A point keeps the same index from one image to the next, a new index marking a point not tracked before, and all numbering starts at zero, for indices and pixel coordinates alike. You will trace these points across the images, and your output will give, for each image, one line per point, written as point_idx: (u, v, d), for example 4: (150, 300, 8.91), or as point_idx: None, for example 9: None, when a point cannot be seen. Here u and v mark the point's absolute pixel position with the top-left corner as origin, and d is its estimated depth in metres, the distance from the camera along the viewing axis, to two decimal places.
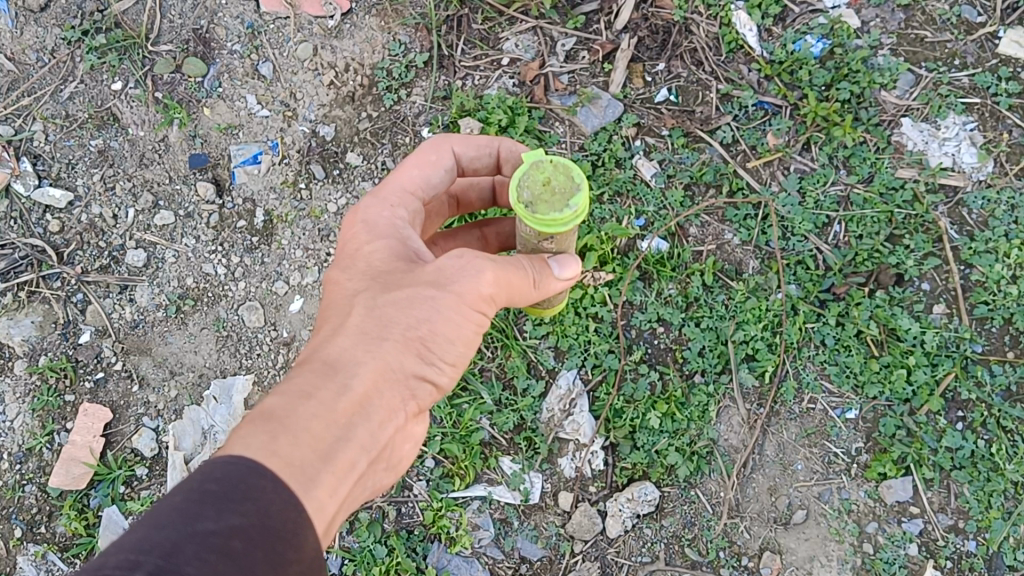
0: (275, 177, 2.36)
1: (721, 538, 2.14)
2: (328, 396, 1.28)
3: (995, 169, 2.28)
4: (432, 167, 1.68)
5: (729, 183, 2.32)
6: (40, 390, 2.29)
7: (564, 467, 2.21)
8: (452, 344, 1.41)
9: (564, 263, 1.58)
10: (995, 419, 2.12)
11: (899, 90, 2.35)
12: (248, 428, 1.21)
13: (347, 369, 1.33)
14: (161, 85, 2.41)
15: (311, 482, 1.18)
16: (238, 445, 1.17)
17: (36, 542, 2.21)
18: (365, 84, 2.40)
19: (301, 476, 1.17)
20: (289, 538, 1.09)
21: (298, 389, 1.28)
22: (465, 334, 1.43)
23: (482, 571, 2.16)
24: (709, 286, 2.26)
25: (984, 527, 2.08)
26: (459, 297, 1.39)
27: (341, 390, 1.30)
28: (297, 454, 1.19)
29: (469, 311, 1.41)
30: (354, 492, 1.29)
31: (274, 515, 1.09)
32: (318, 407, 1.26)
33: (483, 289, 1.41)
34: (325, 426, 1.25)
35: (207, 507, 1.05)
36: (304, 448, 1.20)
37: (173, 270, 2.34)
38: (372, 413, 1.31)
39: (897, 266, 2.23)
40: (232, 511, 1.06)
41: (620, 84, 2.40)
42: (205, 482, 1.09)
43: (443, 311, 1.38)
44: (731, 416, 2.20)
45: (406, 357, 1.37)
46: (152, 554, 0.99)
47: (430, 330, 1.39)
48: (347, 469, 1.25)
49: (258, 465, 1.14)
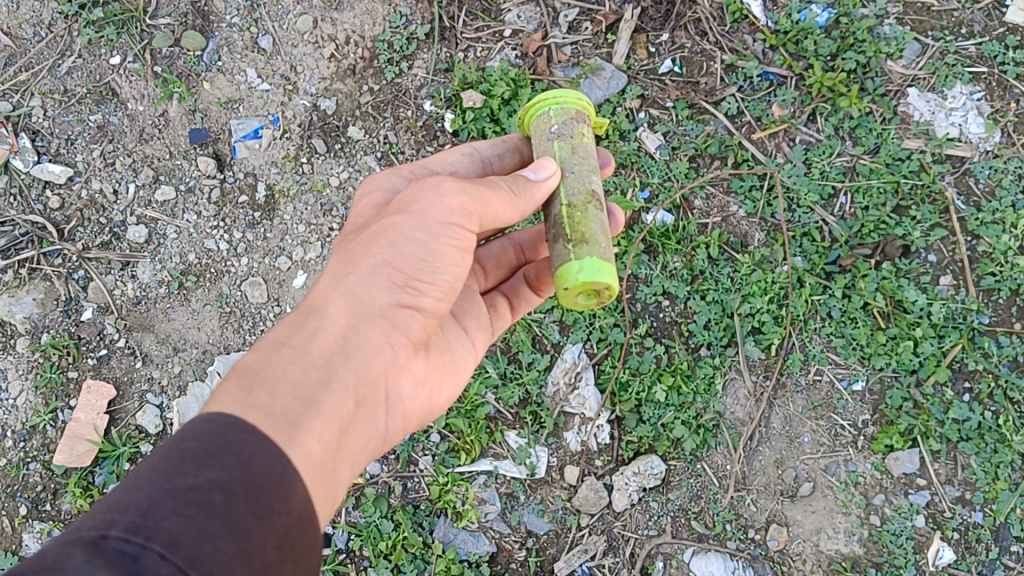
0: (276, 152, 2.34)
1: (727, 511, 2.14)
2: (303, 340, 1.28)
3: (1003, 140, 2.26)
4: (447, 154, 1.70)
5: (734, 155, 2.30)
6: (43, 367, 2.27)
7: (570, 441, 2.20)
8: (433, 269, 1.38)
9: (539, 170, 1.48)
10: (1001, 390, 2.12)
11: (905, 60, 2.33)
12: (223, 382, 1.20)
13: (322, 313, 1.33)
14: (160, 59, 2.38)
15: (294, 429, 1.16)
16: (216, 402, 1.15)
17: (41, 519, 2.20)
18: (365, 57, 2.38)
19: (277, 417, 1.15)
20: (272, 484, 1.07)
21: (274, 339, 1.28)
22: (448, 255, 1.39)
23: (489, 545, 2.15)
24: (714, 259, 2.25)
25: (990, 498, 2.08)
26: (425, 218, 1.37)
27: (315, 332, 1.30)
28: (277, 403, 1.17)
29: (442, 229, 1.38)
30: (345, 437, 1.28)
31: (257, 468, 1.07)
32: (295, 355, 1.26)
33: (446, 204, 1.38)
34: (303, 372, 1.24)
35: (186, 463, 1.03)
36: (286, 397, 1.19)
37: (175, 246, 2.32)
38: (352, 354, 1.31)
39: (903, 237, 2.22)
40: (213, 465, 1.04)
41: (623, 56, 2.38)
42: (186, 439, 1.06)
43: (412, 234, 1.37)
44: (737, 389, 2.20)
45: (384, 291, 1.36)
46: (128, 512, 0.96)
47: (401, 257, 1.37)
48: (333, 413, 1.24)
49: (235, 417, 1.11)
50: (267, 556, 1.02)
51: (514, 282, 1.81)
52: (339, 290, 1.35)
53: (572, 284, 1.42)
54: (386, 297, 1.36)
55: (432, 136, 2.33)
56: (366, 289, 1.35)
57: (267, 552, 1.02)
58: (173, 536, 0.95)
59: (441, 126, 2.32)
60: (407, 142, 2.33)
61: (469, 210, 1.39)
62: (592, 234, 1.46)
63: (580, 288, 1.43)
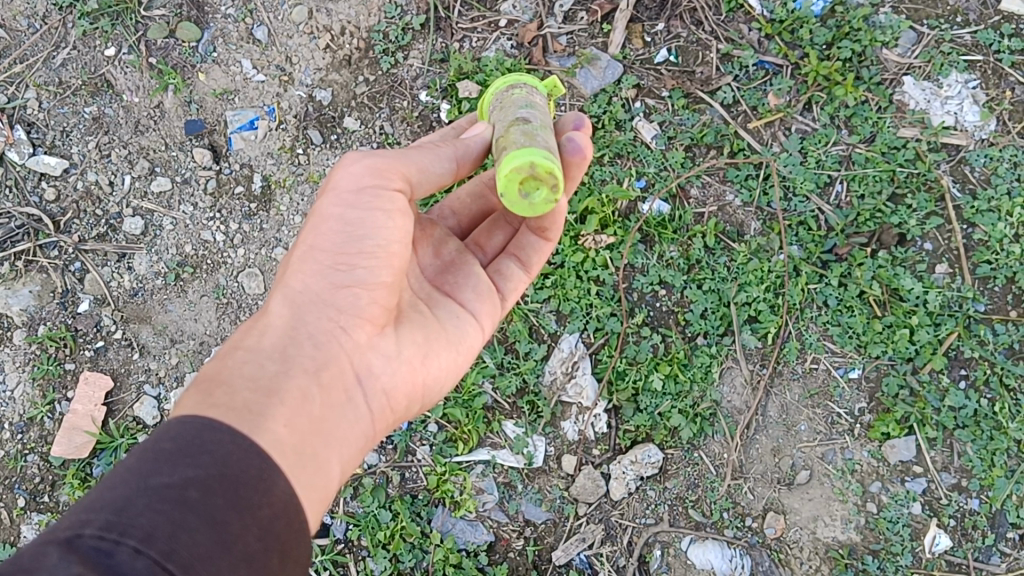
0: (272, 143, 2.34)
1: (724, 499, 2.15)
2: (254, 341, 1.33)
3: (998, 128, 2.27)
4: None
5: (729, 144, 2.30)
6: (40, 359, 2.27)
7: (567, 430, 2.20)
8: (361, 238, 1.34)
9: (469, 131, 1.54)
10: (997, 376, 2.13)
11: (901, 48, 2.32)
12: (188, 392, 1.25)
13: (269, 313, 1.38)
14: (155, 50, 2.35)
15: (257, 418, 1.19)
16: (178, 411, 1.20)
17: (40, 511, 2.21)
18: (361, 48, 2.37)
19: (235, 410, 1.18)
20: (241, 468, 1.10)
21: (231, 345, 1.34)
22: (373, 219, 1.34)
23: (487, 534, 2.16)
24: (710, 248, 2.25)
25: (986, 485, 2.10)
26: (338, 194, 1.36)
27: (264, 331, 1.35)
28: (235, 399, 1.21)
29: (359, 197, 1.34)
30: (323, 418, 1.31)
31: (233, 463, 1.09)
32: (248, 355, 1.30)
33: (356, 173, 1.35)
34: (259, 367, 1.28)
35: (161, 464, 1.05)
36: (243, 392, 1.23)
37: (171, 238, 2.32)
38: (306, 342, 1.34)
39: (899, 225, 2.22)
40: (189, 465, 1.06)
41: (619, 45, 2.37)
42: (160, 442, 1.09)
43: (330, 213, 1.36)
44: (734, 377, 2.20)
45: (320, 275, 1.37)
46: (103, 510, 0.97)
47: (324, 241, 1.37)
48: (297, 399, 1.27)
49: (194, 415, 1.15)
50: (249, 546, 1.03)
51: (518, 236, 1.73)
52: (282, 290, 1.39)
53: (504, 185, 1.32)
54: (324, 280, 1.37)
55: (429, 126, 2.34)
56: (304, 281, 1.38)
57: (249, 542, 1.03)
58: (149, 531, 0.96)
59: (438, 116, 2.33)
60: (403, 132, 2.34)
61: (383, 170, 1.35)
62: (512, 140, 1.39)
63: (511, 182, 1.32)
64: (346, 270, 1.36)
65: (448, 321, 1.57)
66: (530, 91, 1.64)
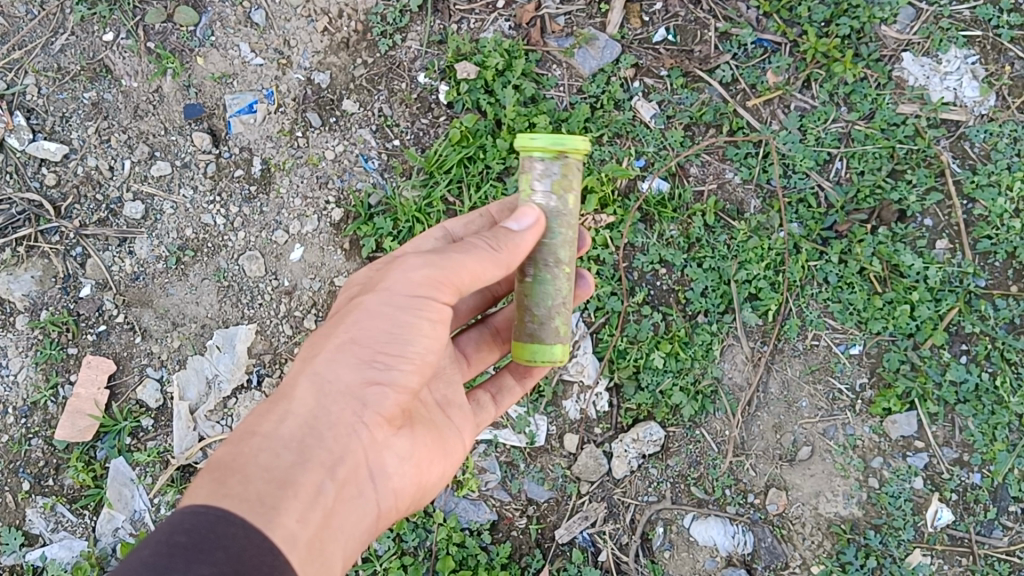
0: (271, 126, 2.34)
1: (726, 476, 2.16)
2: (272, 426, 1.37)
3: (997, 103, 2.26)
4: (423, 239, 1.77)
5: (729, 123, 2.29)
6: (43, 344, 2.28)
7: (569, 409, 2.21)
8: (404, 343, 1.40)
9: (518, 218, 1.49)
10: (999, 351, 2.13)
11: (899, 24, 2.31)
12: (200, 475, 1.29)
13: (291, 395, 1.41)
14: (153, 35, 2.36)
15: (271, 513, 1.25)
16: (191, 494, 1.25)
17: (45, 494, 2.23)
18: (359, 30, 2.37)
19: (252, 502, 1.24)
20: (252, 559, 1.18)
21: (249, 426, 1.38)
22: (417, 325, 1.41)
23: (489, 513, 2.17)
24: (710, 226, 2.24)
25: (988, 459, 2.11)
26: (393, 294, 1.42)
27: (283, 417, 1.38)
28: (251, 489, 1.26)
29: (411, 304, 1.41)
30: (333, 514, 1.36)
31: (245, 560, 1.17)
32: (266, 441, 1.34)
33: (413, 278, 1.42)
34: (277, 457, 1.33)
35: (176, 559, 1.11)
36: (259, 482, 1.28)
37: (172, 222, 2.32)
38: (326, 432, 1.38)
39: (899, 202, 2.22)
40: (204, 561, 1.12)
41: (617, 25, 2.36)
42: (175, 534, 1.15)
43: (369, 314, 1.42)
44: (735, 354, 2.21)
45: (352, 370, 1.41)
46: None
47: (366, 337, 1.41)
48: (312, 494, 1.32)
49: (209, 505, 1.21)
50: None
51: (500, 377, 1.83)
52: (307, 374, 1.42)
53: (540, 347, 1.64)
54: (357, 375, 1.40)
55: (428, 108, 2.34)
56: (335, 370, 1.41)
57: None
58: None
59: (436, 97, 2.33)
60: (402, 114, 2.34)
61: (436, 281, 1.42)
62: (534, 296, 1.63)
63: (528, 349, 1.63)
64: (382, 368, 1.41)
65: (443, 428, 1.61)
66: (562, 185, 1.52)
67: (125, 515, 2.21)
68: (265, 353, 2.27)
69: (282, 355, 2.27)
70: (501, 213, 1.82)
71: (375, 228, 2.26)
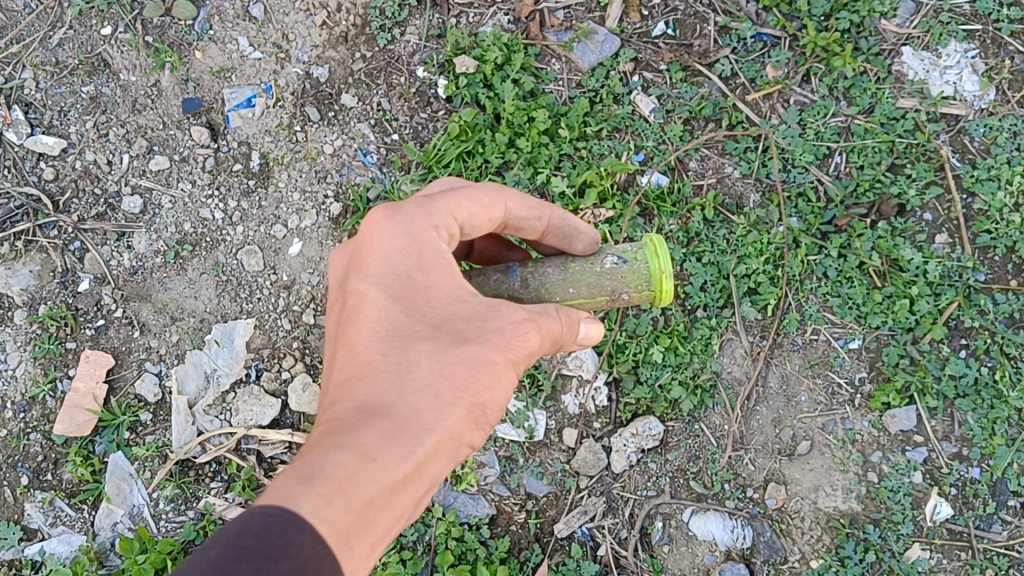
0: (269, 120, 2.34)
1: (725, 470, 2.16)
2: (390, 459, 1.23)
3: (997, 97, 2.26)
4: (481, 209, 1.54)
5: (728, 117, 2.29)
6: (41, 338, 2.28)
7: (568, 404, 2.21)
8: (495, 406, 1.34)
9: (593, 326, 1.49)
10: (998, 345, 2.13)
11: (899, 19, 2.31)
12: (293, 482, 1.17)
13: (403, 421, 1.27)
14: (151, 29, 2.35)
15: (351, 551, 1.16)
16: (272, 499, 1.14)
17: (43, 489, 2.23)
18: (357, 24, 2.37)
19: (342, 535, 1.15)
20: None
21: (357, 444, 1.22)
22: (507, 391, 1.34)
23: (489, 507, 2.17)
24: (709, 220, 2.24)
25: (987, 453, 2.10)
26: (509, 367, 1.33)
27: (401, 448, 1.24)
28: (348, 522, 1.16)
29: (514, 371, 1.34)
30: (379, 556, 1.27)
31: None
32: (377, 471, 1.21)
33: (530, 347, 1.34)
34: (382, 493, 1.21)
35: (244, 565, 1.04)
36: (357, 516, 1.18)
37: (170, 216, 2.32)
38: (423, 480, 1.27)
39: (899, 196, 2.22)
40: (272, 571, 1.05)
41: (616, 19, 2.36)
42: (245, 537, 1.07)
43: (496, 371, 1.32)
44: (734, 349, 2.20)
45: (465, 420, 1.30)
46: None
47: (484, 395, 1.31)
48: (385, 541, 1.23)
49: (290, 514, 1.12)
50: None
51: None
52: (420, 401, 1.29)
53: None
54: (462, 427, 1.30)
55: (426, 103, 2.34)
56: (450, 410, 1.29)
57: None
58: None
59: (435, 91, 2.33)
60: (401, 108, 2.34)
61: (537, 354, 1.37)
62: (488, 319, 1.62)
63: None
64: (474, 428, 1.33)
65: None
66: (614, 299, 1.68)
67: (123, 510, 2.20)
68: (263, 347, 2.26)
69: (280, 349, 2.26)
70: (556, 227, 1.65)
71: None
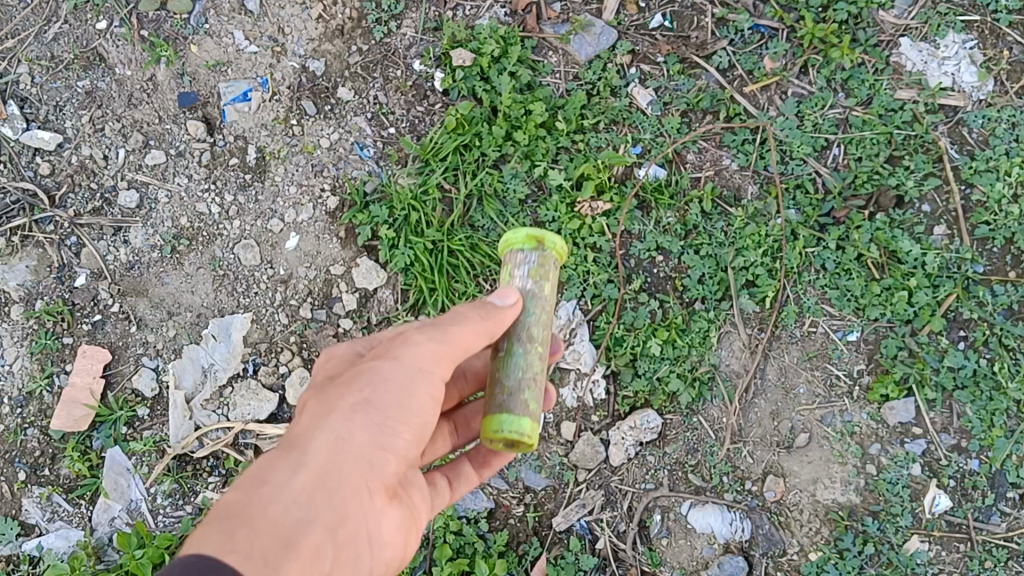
0: (266, 114, 2.33)
1: (724, 463, 2.15)
2: (286, 476, 1.38)
3: (996, 88, 2.25)
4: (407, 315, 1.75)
5: (726, 109, 2.28)
6: (37, 334, 2.27)
7: (566, 397, 2.20)
8: (408, 411, 1.44)
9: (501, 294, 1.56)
10: (997, 337, 2.13)
11: (897, 10, 2.29)
12: (209, 522, 1.32)
13: (304, 447, 1.41)
14: (147, 23, 2.35)
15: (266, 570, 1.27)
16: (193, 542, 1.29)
17: (40, 484, 2.23)
18: (354, 17, 2.36)
19: (251, 557, 1.27)
20: None
21: (257, 476, 1.39)
22: (416, 395, 1.45)
23: (487, 501, 2.18)
24: (707, 213, 2.23)
25: (986, 445, 2.10)
26: (401, 363, 1.45)
27: (295, 466, 1.39)
28: (254, 545, 1.29)
29: (416, 373, 1.45)
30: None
31: None
32: (276, 490, 1.36)
33: (419, 351, 1.46)
34: (284, 510, 1.34)
35: None
36: (263, 537, 1.31)
37: (167, 211, 2.31)
38: (336, 491, 1.38)
39: (897, 188, 2.21)
40: None
41: (613, 11, 2.35)
42: None
43: (387, 378, 1.44)
44: (732, 341, 2.20)
45: (367, 431, 1.42)
46: None
47: (379, 399, 1.43)
48: (311, 554, 1.33)
49: (204, 555, 1.24)
50: None
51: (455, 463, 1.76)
52: (323, 429, 1.42)
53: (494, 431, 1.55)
54: (370, 437, 1.42)
55: (423, 96, 2.33)
56: (348, 427, 1.42)
57: None
58: None
59: (432, 85, 2.32)
60: (397, 102, 2.33)
61: (438, 356, 1.47)
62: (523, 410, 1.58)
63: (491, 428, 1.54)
64: (390, 434, 1.43)
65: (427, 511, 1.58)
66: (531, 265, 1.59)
67: (122, 504, 2.20)
68: (261, 342, 2.26)
69: (277, 344, 2.26)
70: None
71: (370, 217, 2.25)
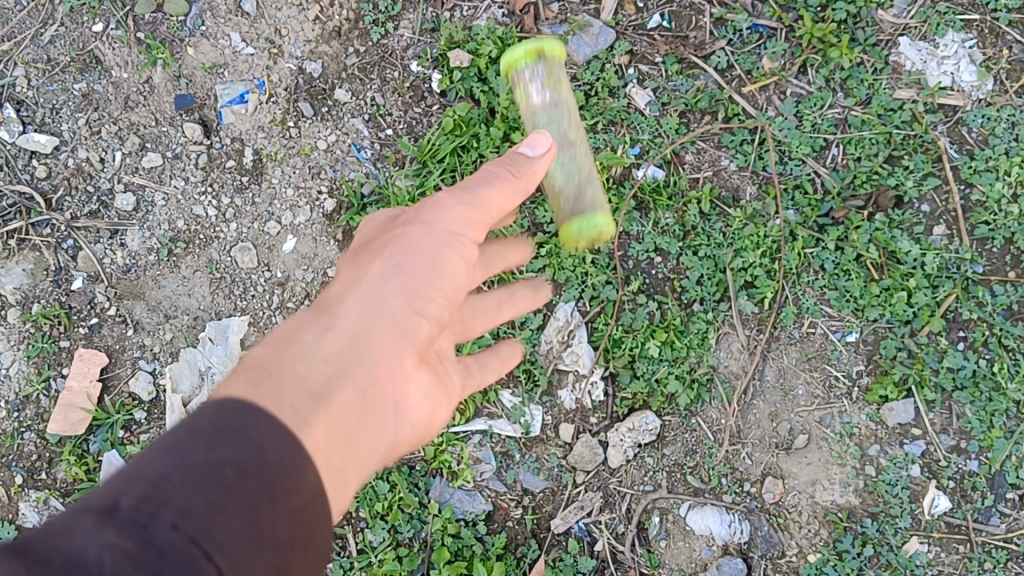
0: (263, 116, 2.32)
1: (722, 464, 2.15)
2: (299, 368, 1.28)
3: (995, 87, 2.23)
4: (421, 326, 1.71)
5: (724, 109, 2.27)
6: (35, 337, 2.27)
7: (564, 399, 2.20)
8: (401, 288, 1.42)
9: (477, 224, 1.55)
10: (996, 337, 2.12)
11: (896, 9, 2.28)
12: (230, 379, 1.20)
13: (302, 339, 1.33)
14: (143, 25, 2.33)
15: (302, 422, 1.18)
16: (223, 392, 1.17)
17: (38, 488, 2.23)
18: (350, 18, 2.34)
19: (283, 406, 1.18)
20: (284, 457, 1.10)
21: (265, 362, 1.28)
22: (409, 284, 1.43)
23: (485, 504, 2.18)
24: (705, 214, 2.23)
25: (986, 446, 2.09)
26: (398, 286, 1.43)
27: (304, 362, 1.30)
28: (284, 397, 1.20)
29: (409, 292, 1.43)
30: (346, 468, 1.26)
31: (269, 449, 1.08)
32: (293, 376, 1.26)
33: (413, 275, 1.45)
34: (304, 388, 1.25)
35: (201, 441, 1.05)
36: (291, 393, 1.21)
37: (164, 214, 2.31)
38: (343, 389, 1.31)
39: (896, 188, 2.21)
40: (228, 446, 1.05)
41: (611, 11, 2.33)
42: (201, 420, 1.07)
43: (386, 293, 1.42)
44: (731, 342, 2.19)
45: (365, 338, 1.37)
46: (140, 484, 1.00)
47: (376, 316, 1.40)
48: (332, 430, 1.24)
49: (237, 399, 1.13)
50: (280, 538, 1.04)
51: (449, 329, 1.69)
52: (324, 339, 1.35)
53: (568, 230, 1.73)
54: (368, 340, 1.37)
55: (420, 97, 2.32)
56: (352, 342, 1.36)
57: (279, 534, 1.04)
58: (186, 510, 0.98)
59: (429, 86, 2.31)
60: (394, 103, 2.32)
61: (429, 279, 1.46)
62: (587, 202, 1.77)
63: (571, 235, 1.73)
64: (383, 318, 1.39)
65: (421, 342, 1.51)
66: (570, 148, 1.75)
67: None
68: (258, 344, 2.26)
69: None
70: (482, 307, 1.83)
71: (368, 219, 2.25)
